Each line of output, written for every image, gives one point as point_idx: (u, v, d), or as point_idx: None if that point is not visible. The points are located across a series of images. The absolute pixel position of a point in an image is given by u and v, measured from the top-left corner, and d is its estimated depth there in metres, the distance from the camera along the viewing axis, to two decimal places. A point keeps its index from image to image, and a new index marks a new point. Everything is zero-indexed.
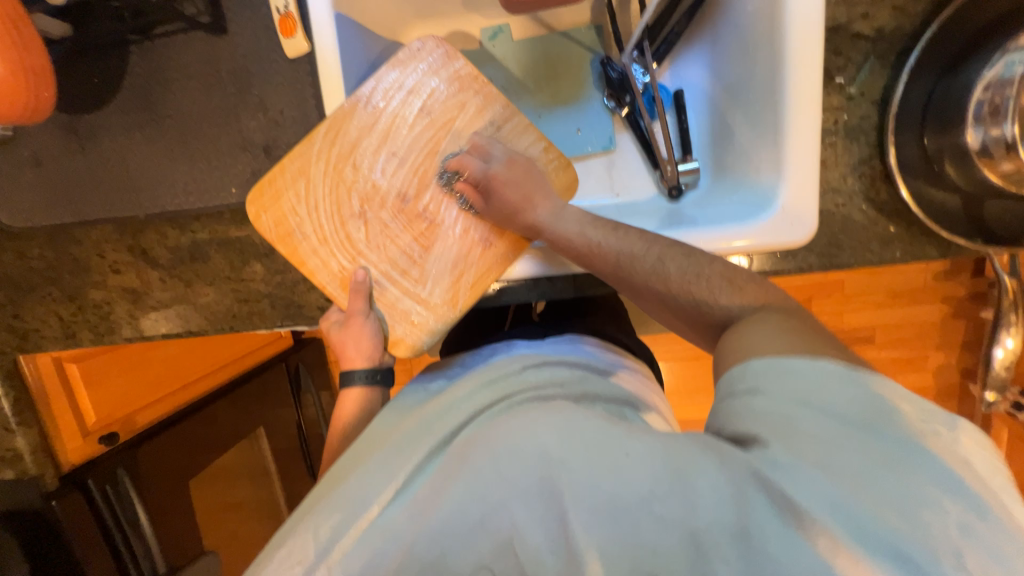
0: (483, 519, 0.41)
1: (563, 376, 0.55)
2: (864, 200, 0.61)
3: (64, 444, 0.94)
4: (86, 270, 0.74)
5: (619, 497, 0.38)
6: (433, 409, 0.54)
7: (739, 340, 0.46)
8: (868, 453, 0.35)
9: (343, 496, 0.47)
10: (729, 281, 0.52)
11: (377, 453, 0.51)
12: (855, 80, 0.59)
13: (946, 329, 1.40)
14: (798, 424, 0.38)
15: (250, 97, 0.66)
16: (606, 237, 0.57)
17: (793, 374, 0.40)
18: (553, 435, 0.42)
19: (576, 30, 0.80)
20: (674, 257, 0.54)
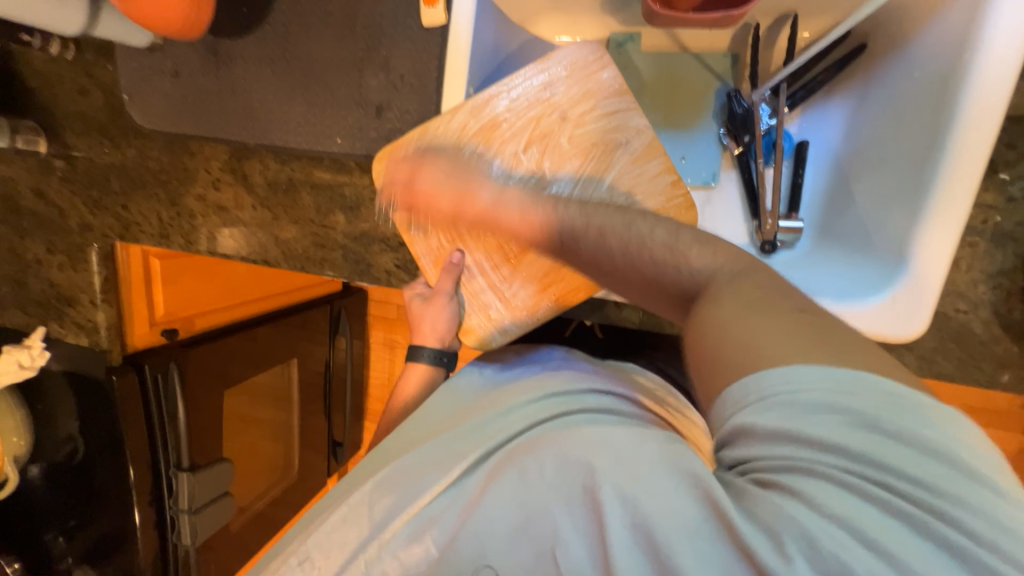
0: (528, 525, 0.47)
1: (619, 407, 0.57)
2: (991, 313, 0.55)
3: (133, 329, 1.03)
4: (192, 181, 0.80)
5: (659, 523, 0.37)
6: (489, 413, 0.61)
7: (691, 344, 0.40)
8: (905, 486, 0.29)
9: (402, 479, 0.58)
10: (674, 246, 0.45)
11: (429, 445, 0.60)
12: (1023, 180, 0.52)
13: (1018, 462, 1.25)
14: (805, 471, 0.32)
15: (377, 55, 0.67)
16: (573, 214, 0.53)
17: (798, 399, 0.32)
18: (606, 460, 0.44)
19: (709, 54, 0.76)
20: (611, 224, 0.50)
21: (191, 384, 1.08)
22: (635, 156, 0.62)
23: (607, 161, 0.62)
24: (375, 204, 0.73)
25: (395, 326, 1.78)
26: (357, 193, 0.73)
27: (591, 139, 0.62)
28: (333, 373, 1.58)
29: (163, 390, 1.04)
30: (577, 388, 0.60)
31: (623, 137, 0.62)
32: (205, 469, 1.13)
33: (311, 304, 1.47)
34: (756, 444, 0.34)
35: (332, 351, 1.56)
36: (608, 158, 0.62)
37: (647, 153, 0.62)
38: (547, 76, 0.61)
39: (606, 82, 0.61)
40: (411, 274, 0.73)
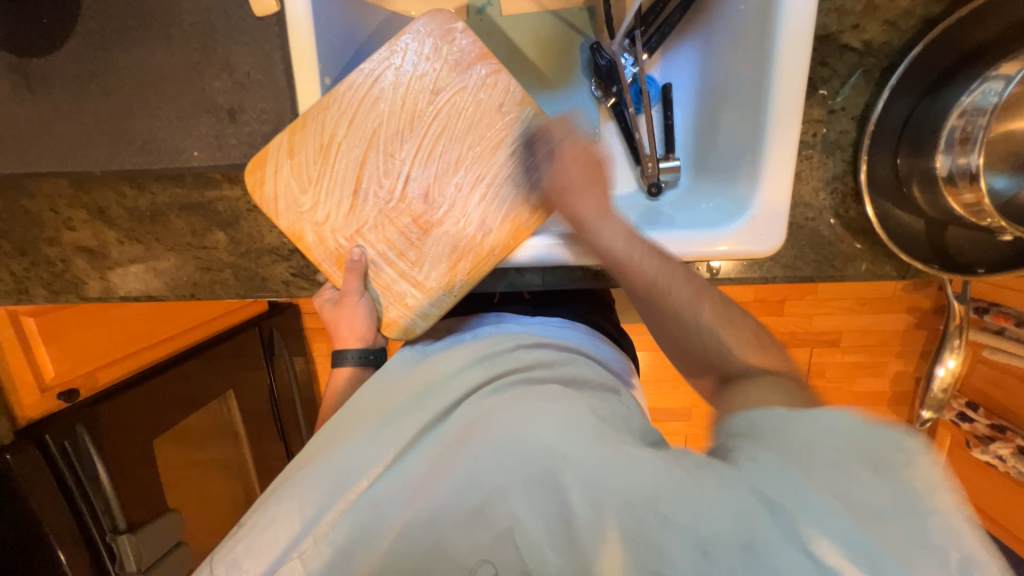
0: (481, 508, 0.44)
1: (554, 358, 0.59)
2: (833, 216, 0.62)
3: (20, 399, 0.93)
4: (38, 224, 0.71)
5: (632, 497, 0.40)
6: (424, 383, 0.59)
7: (742, 396, 0.47)
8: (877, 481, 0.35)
9: (330, 471, 0.51)
10: (755, 339, 0.53)
11: (360, 429, 0.55)
12: (839, 93, 0.58)
13: (907, 337, 1.44)
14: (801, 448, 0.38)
15: (214, 55, 0.62)
16: (648, 257, 0.55)
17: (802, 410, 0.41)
18: (554, 432, 0.45)
19: (567, 10, 0.77)
20: (694, 297, 0.55)
21: (109, 443, 1.00)
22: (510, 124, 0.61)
23: (493, 135, 0.61)
24: (256, 215, 0.69)
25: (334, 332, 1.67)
26: (232, 207, 0.68)
27: (467, 115, 0.61)
28: (280, 397, 1.52)
29: (78, 457, 0.95)
30: (505, 348, 0.61)
31: (496, 99, 0.61)
32: (149, 526, 1.07)
33: (238, 330, 1.37)
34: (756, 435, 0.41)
35: (273, 375, 1.48)
36: (491, 124, 0.61)
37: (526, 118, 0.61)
38: (404, 54, 0.60)
39: (465, 50, 0.60)
40: (311, 281, 0.71)
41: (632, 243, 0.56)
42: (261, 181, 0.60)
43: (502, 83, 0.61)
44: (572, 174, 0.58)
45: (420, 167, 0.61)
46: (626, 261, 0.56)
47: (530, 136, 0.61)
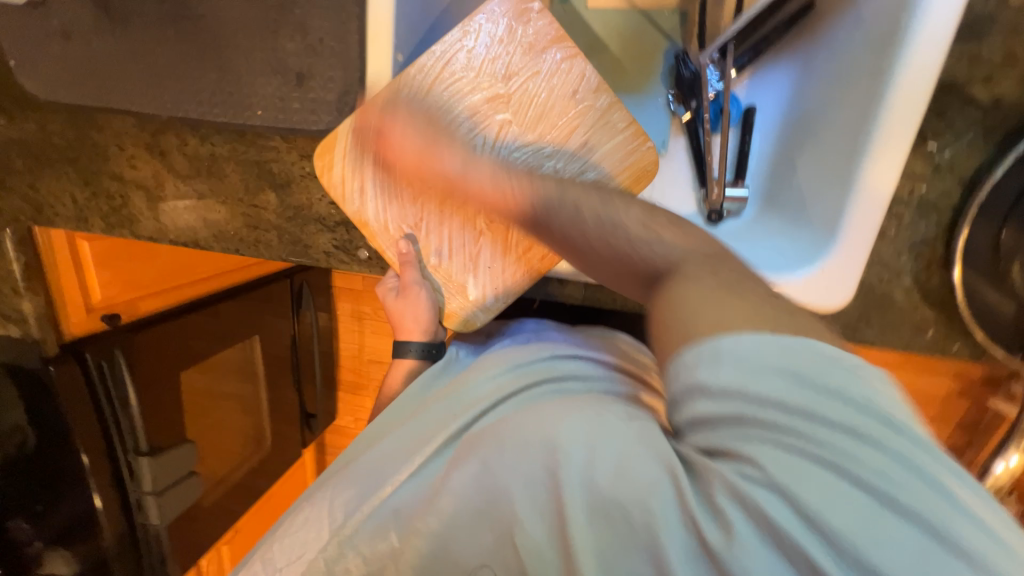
0: (487, 509, 0.43)
1: (588, 372, 0.59)
2: (911, 281, 0.57)
3: (68, 316, 0.98)
4: (104, 158, 0.73)
5: (614, 496, 0.36)
6: (457, 389, 0.60)
7: (664, 298, 0.39)
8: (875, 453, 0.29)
9: (364, 476, 0.54)
10: (648, 221, 0.45)
11: (400, 428, 0.58)
12: (950, 150, 0.52)
13: (947, 404, 1.35)
14: (756, 417, 0.32)
15: (291, 16, 0.61)
16: (549, 190, 0.50)
17: (738, 359, 0.33)
18: (562, 428, 0.41)
19: (657, 12, 0.73)
20: (592, 203, 0.48)
21: (141, 369, 1.05)
22: (584, 114, 0.59)
23: (565, 125, 0.59)
24: (308, 182, 0.68)
25: (362, 298, 1.74)
26: (285, 169, 0.68)
27: (539, 103, 0.58)
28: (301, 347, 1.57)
29: (112, 377, 1.00)
30: (543, 356, 0.60)
31: (571, 88, 0.58)
32: (168, 451, 1.12)
33: (271, 279, 1.42)
34: (705, 397, 0.34)
35: (297, 325, 1.54)
36: (566, 119, 0.59)
37: (601, 107, 0.59)
38: (479, 35, 0.57)
39: (541, 31, 0.57)
40: (351, 257, 0.70)
41: (519, 176, 0.53)
42: (330, 165, 0.60)
43: (580, 71, 0.58)
44: (492, 178, 0.54)
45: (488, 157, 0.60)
46: (505, 193, 0.53)
47: (603, 133, 0.59)
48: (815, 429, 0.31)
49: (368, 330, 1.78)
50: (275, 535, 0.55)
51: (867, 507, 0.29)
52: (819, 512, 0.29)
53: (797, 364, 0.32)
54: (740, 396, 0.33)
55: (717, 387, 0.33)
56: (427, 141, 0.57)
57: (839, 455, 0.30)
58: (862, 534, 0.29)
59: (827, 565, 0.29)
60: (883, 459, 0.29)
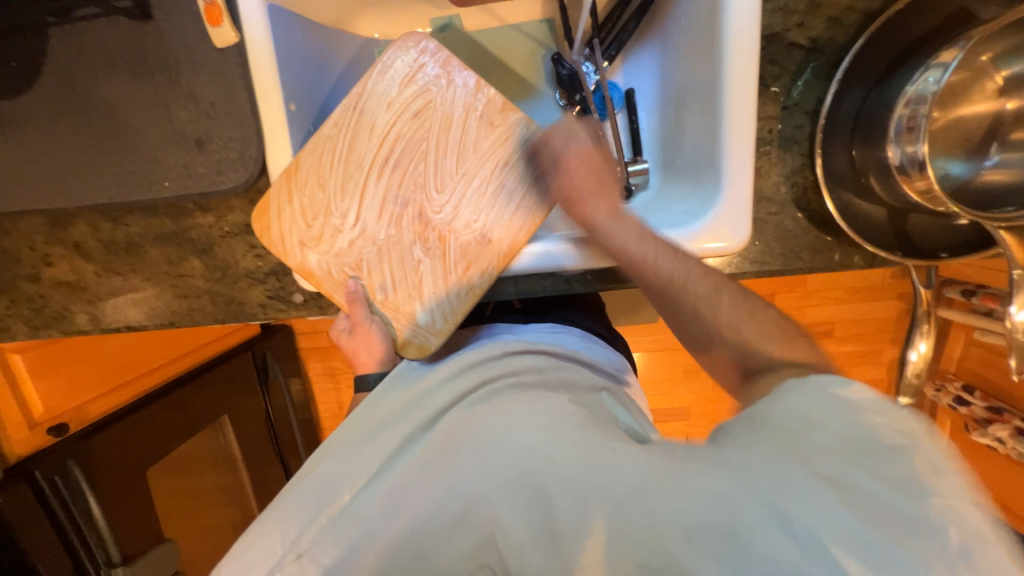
0: (462, 517, 0.46)
1: (540, 364, 0.60)
2: (796, 209, 0.63)
3: (8, 436, 0.93)
4: (17, 262, 0.72)
5: (604, 490, 0.42)
6: (411, 399, 0.60)
7: (785, 393, 0.44)
8: (874, 468, 0.37)
9: (315, 491, 0.53)
10: (770, 331, 0.54)
11: (352, 445, 0.57)
12: (790, 90, 0.59)
13: (899, 323, 1.44)
14: (815, 439, 0.40)
15: (179, 87, 0.63)
16: (665, 259, 0.56)
17: (818, 403, 0.42)
18: (537, 435, 0.46)
19: (526, 23, 0.79)
20: (705, 282, 0.56)
21: (101, 475, 1.00)
22: (496, 132, 0.63)
23: (480, 145, 0.63)
24: (230, 241, 0.70)
25: (331, 353, 1.72)
26: (205, 234, 0.69)
27: (453, 130, 0.63)
28: (276, 420, 1.50)
29: (71, 489, 0.95)
30: (493, 355, 0.62)
31: (479, 112, 0.63)
32: (142, 559, 1.05)
33: (231, 354, 1.38)
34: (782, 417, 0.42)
35: (268, 398, 1.48)
36: (481, 140, 0.63)
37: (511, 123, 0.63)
38: (383, 83, 0.62)
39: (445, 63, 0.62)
40: (288, 303, 0.71)
41: (644, 242, 0.57)
42: (268, 227, 0.63)
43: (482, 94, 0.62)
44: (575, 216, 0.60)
45: (414, 189, 0.63)
46: (642, 263, 0.56)
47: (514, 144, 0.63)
48: (856, 442, 0.39)
49: (344, 384, 1.75)
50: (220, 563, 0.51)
51: (885, 509, 0.35)
52: (841, 497, 0.36)
53: (860, 409, 0.41)
54: (830, 414, 0.41)
55: (787, 411, 0.42)
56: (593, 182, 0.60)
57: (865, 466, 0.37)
58: (866, 519, 0.35)
59: (829, 541, 0.35)
60: (902, 487, 0.36)
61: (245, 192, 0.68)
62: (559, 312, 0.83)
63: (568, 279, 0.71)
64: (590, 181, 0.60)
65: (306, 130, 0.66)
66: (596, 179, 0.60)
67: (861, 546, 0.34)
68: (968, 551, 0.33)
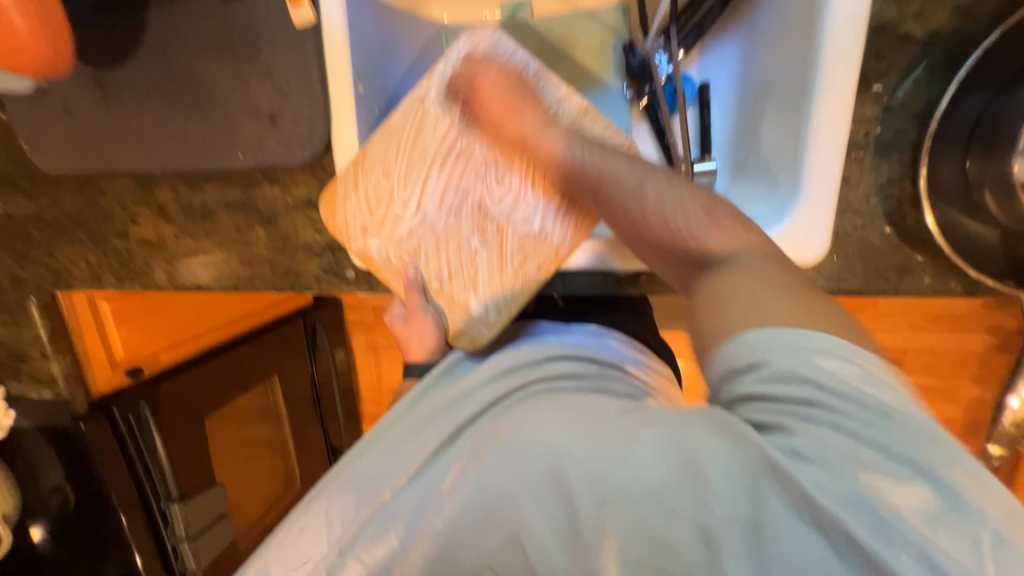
0: (490, 514, 0.43)
1: (582, 372, 0.59)
2: (887, 224, 0.56)
3: (94, 373, 1.04)
4: (110, 220, 0.79)
5: (627, 490, 0.38)
6: (447, 398, 0.62)
7: (715, 288, 0.44)
8: (903, 447, 0.33)
9: (357, 483, 0.56)
10: (709, 211, 0.48)
11: (394, 437, 0.60)
12: (896, 89, 0.53)
13: (985, 359, 1.28)
14: (821, 416, 0.35)
15: (258, 63, 0.66)
16: (593, 156, 0.54)
17: (789, 343, 0.38)
18: (559, 433, 0.43)
19: (600, 10, 0.75)
20: (653, 179, 0.51)
21: (166, 417, 1.10)
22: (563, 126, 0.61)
23: None
24: (292, 214, 0.73)
25: (374, 328, 1.80)
26: (271, 206, 0.73)
27: None
28: (320, 386, 1.60)
29: (139, 427, 1.05)
30: (533, 360, 0.62)
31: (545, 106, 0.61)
32: (197, 496, 1.16)
33: (284, 320, 1.47)
34: (769, 385, 0.37)
35: (314, 363, 1.57)
36: None
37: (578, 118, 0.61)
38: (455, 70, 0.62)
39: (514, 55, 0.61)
40: (340, 278, 0.74)
41: (581, 146, 0.56)
42: (333, 212, 0.65)
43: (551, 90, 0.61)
44: (506, 103, 0.59)
45: (478, 182, 0.63)
46: (573, 167, 0.55)
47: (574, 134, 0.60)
48: (856, 412, 0.34)
49: (384, 360, 1.83)
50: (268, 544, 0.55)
51: (907, 484, 0.32)
52: (865, 489, 0.32)
53: (858, 360, 0.37)
54: (810, 382, 0.36)
55: (772, 369, 0.37)
56: (514, 100, 0.59)
57: (882, 436, 0.34)
58: (897, 506, 0.32)
59: (864, 540, 0.32)
60: (923, 450, 0.33)
61: (309, 168, 0.70)
62: (604, 316, 0.82)
63: (620, 279, 0.68)
64: (511, 102, 0.59)
65: (371, 111, 0.67)
66: (516, 100, 0.59)
67: (897, 542, 0.31)
68: (996, 504, 0.32)
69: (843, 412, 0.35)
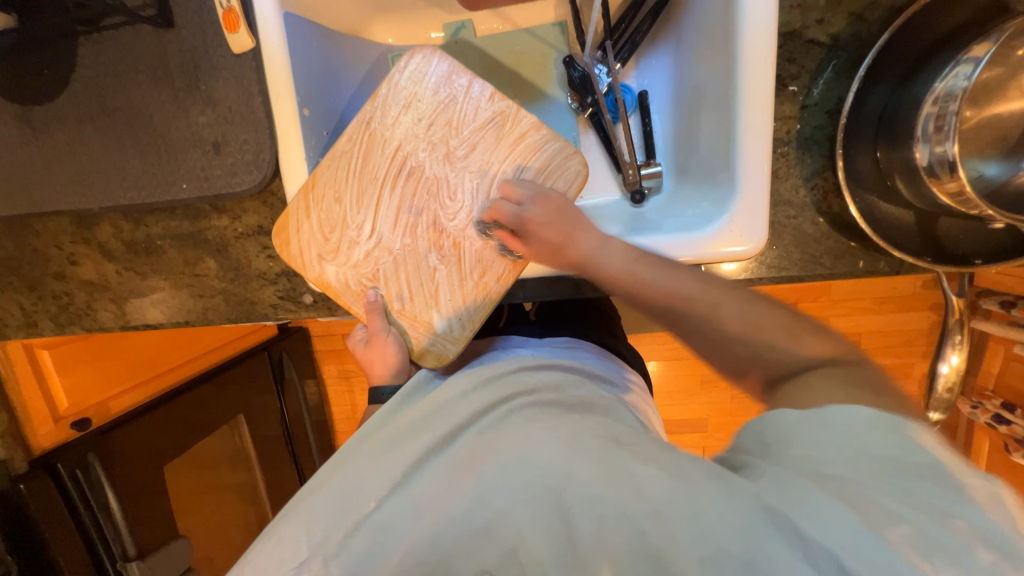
0: (486, 529, 0.46)
1: (560, 381, 0.60)
2: (816, 212, 0.60)
3: (35, 429, 0.96)
4: (45, 261, 0.75)
5: (625, 509, 0.42)
6: (431, 407, 0.59)
7: (796, 394, 0.44)
8: (904, 497, 0.34)
9: (335, 493, 0.53)
10: (794, 328, 0.47)
11: (374, 446, 0.57)
12: (810, 88, 0.57)
13: (930, 335, 1.37)
14: (837, 467, 0.37)
15: (198, 92, 0.65)
16: (660, 277, 0.54)
17: (831, 422, 0.39)
18: (560, 449, 0.47)
19: (539, 27, 0.78)
20: (730, 300, 0.50)
21: (120, 468, 1.04)
22: (508, 140, 0.63)
23: (490, 154, 0.63)
24: (243, 241, 0.71)
25: (345, 355, 1.76)
26: (220, 235, 0.71)
27: (463, 138, 0.63)
28: (292, 421, 1.54)
29: (89, 482, 0.98)
30: (510, 369, 0.62)
31: (488, 122, 0.63)
32: (157, 552, 1.08)
33: (247, 355, 1.41)
34: (794, 441, 0.40)
35: (283, 399, 1.51)
36: (494, 159, 0.63)
37: (523, 131, 0.63)
38: (398, 90, 0.63)
39: (453, 74, 0.62)
40: (298, 303, 0.72)
41: (634, 267, 0.55)
42: (287, 241, 0.64)
43: (497, 105, 0.62)
44: (552, 233, 0.60)
45: (432, 201, 0.63)
46: (632, 287, 0.55)
47: (520, 147, 0.63)
48: (869, 469, 0.36)
49: (358, 387, 1.79)
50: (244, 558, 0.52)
51: (910, 534, 0.32)
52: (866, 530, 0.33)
53: (896, 429, 0.38)
54: (833, 441, 0.38)
55: (808, 430, 0.40)
56: (564, 225, 0.60)
57: (889, 484, 0.35)
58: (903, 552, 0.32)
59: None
60: (933, 511, 0.33)
61: (258, 194, 0.69)
62: (573, 324, 0.82)
63: (578, 284, 0.70)
64: (559, 229, 0.60)
65: (319, 134, 0.67)
66: (562, 225, 0.60)
67: None
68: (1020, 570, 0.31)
69: (857, 467, 0.37)
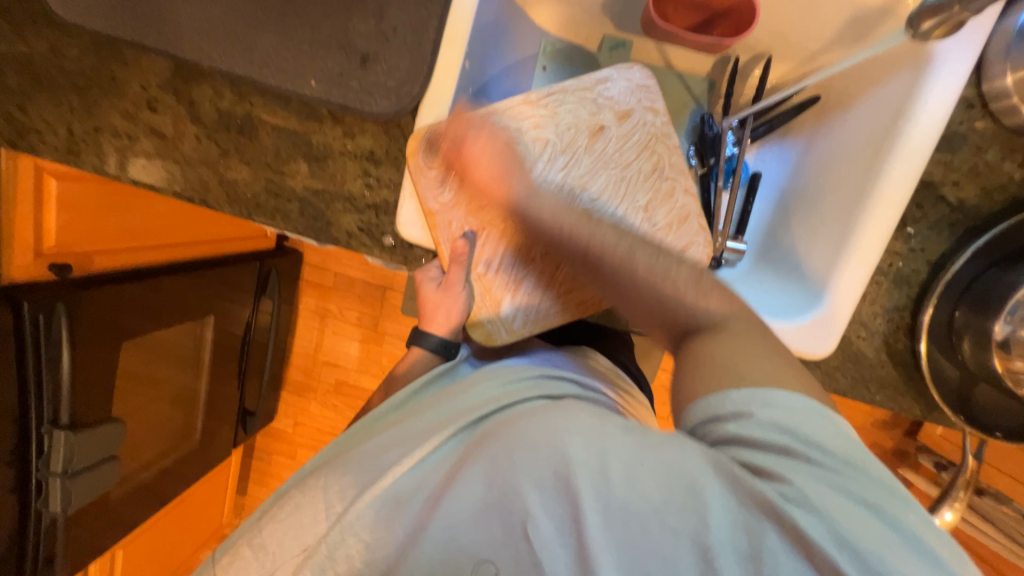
0: (497, 504, 0.46)
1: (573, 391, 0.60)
2: (882, 342, 0.65)
3: (11, 258, 0.84)
4: (120, 95, 0.68)
5: (635, 502, 0.40)
6: (442, 404, 0.61)
7: (714, 352, 0.43)
8: (857, 489, 0.35)
9: (360, 462, 0.55)
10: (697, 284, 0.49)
11: (390, 433, 0.58)
12: (922, 235, 0.63)
13: None
14: (798, 463, 0.36)
15: (371, 1, 0.63)
16: (579, 227, 0.55)
17: (772, 403, 0.38)
18: (578, 442, 0.44)
19: (691, 76, 0.81)
20: (641, 251, 0.52)
21: (85, 327, 0.88)
22: (656, 188, 0.64)
23: (642, 184, 0.64)
24: (346, 160, 0.68)
25: (329, 294, 1.70)
26: (325, 144, 0.67)
27: (621, 154, 0.64)
28: (253, 336, 1.45)
29: (47, 334, 0.83)
30: (531, 373, 0.61)
31: (643, 140, 0.64)
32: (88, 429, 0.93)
33: (238, 258, 1.34)
34: (754, 428, 0.38)
35: (254, 312, 1.44)
36: (632, 183, 0.64)
37: (669, 187, 0.64)
38: (603, 88, 0.64)
39: (648, 95, 0.64)
40: (375, 242, 0.69)
41: (567, 217, 0.56)
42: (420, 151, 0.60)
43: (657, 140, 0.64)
44: (493, 172, 0.59)
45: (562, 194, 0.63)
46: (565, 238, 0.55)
47: (676, 214, 0.64)
48: (828, 459, 0.36)
49: (330, 329, 1.72)
50: (264, 523, 0.55)
51: (874, 526, 0.34)
52: (845, 531, 0.34)
53: (836, 422, 0.38)
54: (787, 430, 0.38)
55: (764, 420, 0.38)
56: (502, 172, 0.58)
57: (845, 481, 0.35)
58: (877, 548, 0.33)
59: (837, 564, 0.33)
60: (885, 499, 0.35)
61: (382, 122, 0.67)
62: (605, 344, 0.85)
63: None
64: (494, 173, 0.58)
65: (467, 89, 0.66)
66: (503, 166, 0.58)
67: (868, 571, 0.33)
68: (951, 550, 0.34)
69: (818, 459, 0.36)
